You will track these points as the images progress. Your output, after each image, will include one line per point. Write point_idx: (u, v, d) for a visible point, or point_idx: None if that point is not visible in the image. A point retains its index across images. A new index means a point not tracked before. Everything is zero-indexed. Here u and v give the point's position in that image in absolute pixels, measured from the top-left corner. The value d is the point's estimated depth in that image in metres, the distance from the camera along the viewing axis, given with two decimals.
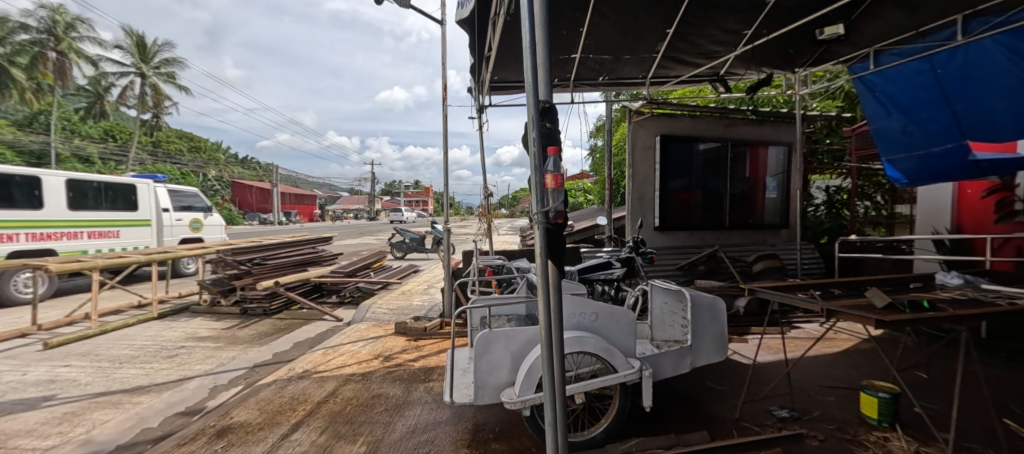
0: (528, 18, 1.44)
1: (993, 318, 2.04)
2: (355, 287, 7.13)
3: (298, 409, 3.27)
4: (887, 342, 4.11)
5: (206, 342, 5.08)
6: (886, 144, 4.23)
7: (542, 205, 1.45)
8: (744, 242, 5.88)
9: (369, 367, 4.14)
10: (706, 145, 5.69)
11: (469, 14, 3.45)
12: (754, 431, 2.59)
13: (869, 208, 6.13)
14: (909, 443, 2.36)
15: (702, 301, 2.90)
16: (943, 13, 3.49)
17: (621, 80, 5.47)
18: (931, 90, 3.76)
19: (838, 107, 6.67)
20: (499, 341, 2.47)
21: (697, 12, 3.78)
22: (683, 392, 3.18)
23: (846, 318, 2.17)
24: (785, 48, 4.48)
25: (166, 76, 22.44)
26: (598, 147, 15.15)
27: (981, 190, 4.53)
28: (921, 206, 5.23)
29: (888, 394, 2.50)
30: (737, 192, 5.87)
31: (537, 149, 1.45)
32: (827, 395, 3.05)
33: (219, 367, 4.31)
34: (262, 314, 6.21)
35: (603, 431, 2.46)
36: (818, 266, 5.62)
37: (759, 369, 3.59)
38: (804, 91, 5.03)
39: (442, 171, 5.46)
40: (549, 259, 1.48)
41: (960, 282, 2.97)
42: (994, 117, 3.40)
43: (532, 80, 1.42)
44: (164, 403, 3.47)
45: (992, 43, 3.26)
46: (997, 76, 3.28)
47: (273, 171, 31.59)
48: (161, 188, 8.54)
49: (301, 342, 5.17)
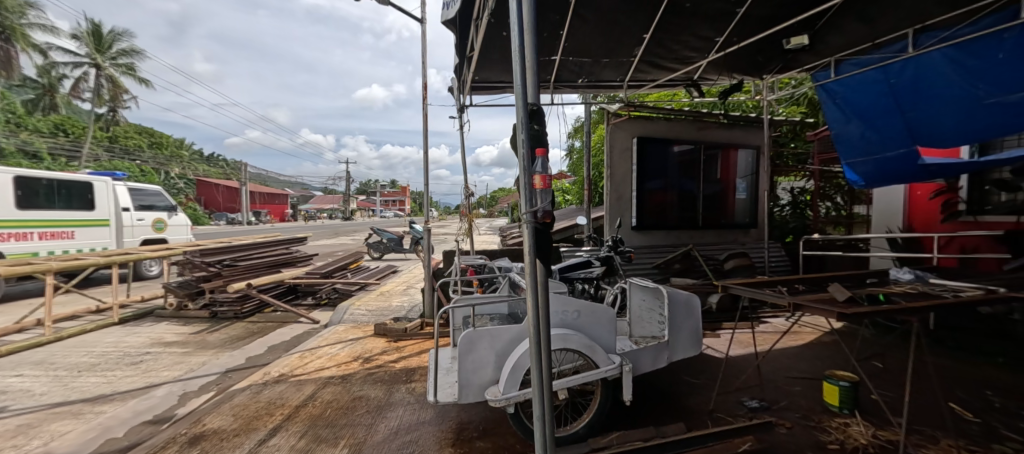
0: (517, 22, 1.48)
1: (941, 310, 2.21)
2: (331, 288, 7.02)
3: (275, 414, 3.21)
4: (847, 334, 4.38)
5: (173, 348, 4.89)
6: (844, 149, 4.51)
7: (531, 204, 1.51)
8: (716, 241, 6.11)
9: (350, 369, 4.09)
10: (681, 148, 5.87)
11: (454, 14, 3.48)
12: (726, 422, 2.72)
13: (830, 208, 6.54)
14: (867, 428, 2.53)
15: (679, 298, 3.02)
16: (897, 26, 3.76)
17: (600, 83, 5.56)
18: (884, 99, 4.03)
19: (802, 113, 7.09)
20: (483, 340, 2.51)
21: (671, 18, 3.91)
22: (662, 387, 3.29)
23: (809, 311, 2.32)
24: (756, 55, 4.68)
25: (125, 68, 21.30)
26: (575, 149, 15.28)
27: (929, 191, 4.90)
28: (875, 207, 5.58)
29: (848, 382, 2.68)
30: (710, 193, 6.09)
31: (527, 151, 1.51)
32: (794, 385, 3.23)
33: (189, 373, 4.16)
34: (233, 317, 6.02)
35: (586, 425, 2.55)
36: (784, 264, 5.93)
37: (731, 363, 3.76)
38: (772, 96, 5.24)
39: (423, 170, 5.39)
40: (538, 257, 1.54)
41: (911, 277, 3.18)
42: (941, 126, 3.67)
43: (521, 82, 1.46)
44: (130, 412, 3.34)
45: (940, 56, 3.54)
46: (944, 88, 3.55)
47: (240, 170, 30.24)
48: (122, 186, 8.10)
49: (276, 345, 5.04)
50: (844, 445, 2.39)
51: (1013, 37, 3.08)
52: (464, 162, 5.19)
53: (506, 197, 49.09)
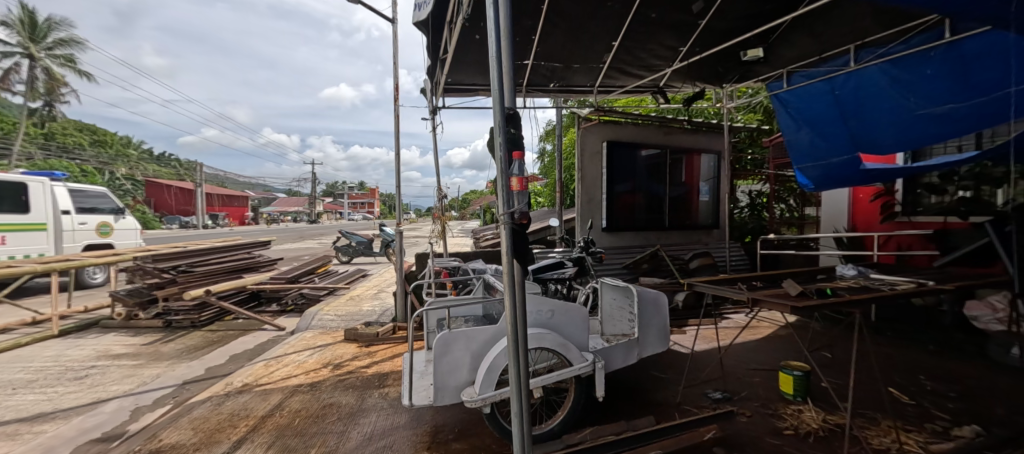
0: (494, 27, 1.51)
1: (880, 302, 2.42)
2: (298, 294, 6.82)
3: (240, 425, 3.09)
4: (800, 327, 4.67)
5: (123, 360, 4.60)
6: (796, 155, 4.82)
7: (508, 206, 1.55)
8: (682, 241, 6.38)
9: (319, 377, 3.99)
10: (648, 152, 6.10)
11: (427, 15, 3.49)
12: (692, 413, 2.86)
13: (784, 209, 6.98)
14: (818, 414, 2.73)
15: (648, 296, 3.14)
16: (841, 41, 4.05)
17: (571, 87, 5.68)
18: (830, 109, 4.36)
19: (759, 120, 7.52)
20: (458, 342, 2.52)
21: (638, 27, 4.07)
22: (633, 383, 3.40)
23: (766, 305, 2.49)
24: (716, 64, 4.94)
25: (63, 59, 19.77)
26: (547, 152, 15.48)
27: (870, 194, 5.31)
28: (823, 209, 5.98)
29: (802, 372, 2.87)
30: (676, 196, 6.35)
31: (504, 154, 1.54)
32: (753, 376, 3.42)
33: (141, 387, 3.93)
34: (189, 326, 5.73)
35: (560, 422, 2.61)
36: (744, 263, 6.26)
37: (696, 357, 3.93)
38: (731, 104, 5.52)
39: (396, 172, 5.34)
40: (516, 258, 1.57)
41: (855, 273, 3.44)
42: (880, 134, 4.01)
43: (497, 86, 1.49)
44: (75, 430, 3.12)
45: (878, 71, 3.87)
46: (882, 100, 3.88)
47: (194, 171, 28.64)
48: (62, 187, 7.54)
49: (238, 354, 4.84)
50: (798, 430, 2.56)
51: (940, 54, 3.34)
52: (437, 163, 5.16)
53: (476, 199, 48.92)
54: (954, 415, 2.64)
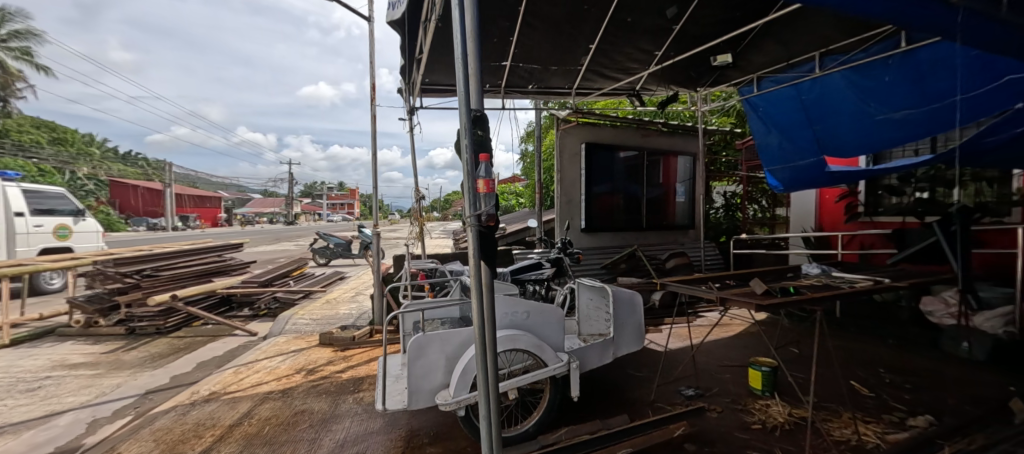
0: (460, 29, 1.49)
1: (841, 299, 2.51)
2: (271, 298, 6.66)
3: (205, 435, 2.98)
4: (770, 324, 4.82)
5: (81, 370, 4.38)
6: (766, 157, 4.97)
7: (474, 208, 1.54)
8: (658, 241, 6.50)
9: (291, 383, 3.89)
10: (626, 154, 6.18)
11: (400, 15, 3.46)
12: (665, 410, 2.92)
13: (757, 210, 7.22)
14: (784, 408, 2.81)
15: (623, 296, 3.18)
16: (806, 49, 4.23)
17: (549, 89, 5.71)
18: (798, 113, 4.52)
19: (732, 123, 7.74)
20: (433, 344, 2.50)
21: (614, 31, 4.12)
22: (609, 382, 3.44)
23: (733, 304, 2.55)
24: (688, 69, 5.04)
25: (19, 53, 18.78)
26: (528, 153, 15.55)
27: (835, 195, 5.53)
28: (792, 210, 6.19)
29: (769, 367, 2.96)
30: (653, 197, 6.46)
31: (470, 156, 1.53)
32: (724, 373, 3.51)
33: (100, 398, 3.75)
34: (154, 333, 5.50)
35: (535, 423, 2.62)
36: (717, 263, 6.42)
37: (670, 355, 4.01)
38: (705, 107, 5.65)
39: (373, 172, 5.26)
40: (483, 260, 1.57)
41: (819, 271, 3.57)
42: (843, 138, 4.17)
43: (463, 87, 1.48)
44: (26, 445, 2.95)
45: (841, 77, 4.03)
46: (845, 105, 4.05)
47: (162, 171, 27.58)
48: (15, 187, 7.14)
49: (206, 361, 4.68)
50: (765, 424, 2.64)
51: (896, 63, 3.56)
52: (414, 164, 5.11)
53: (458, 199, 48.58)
54: (910, 406, 2.76)
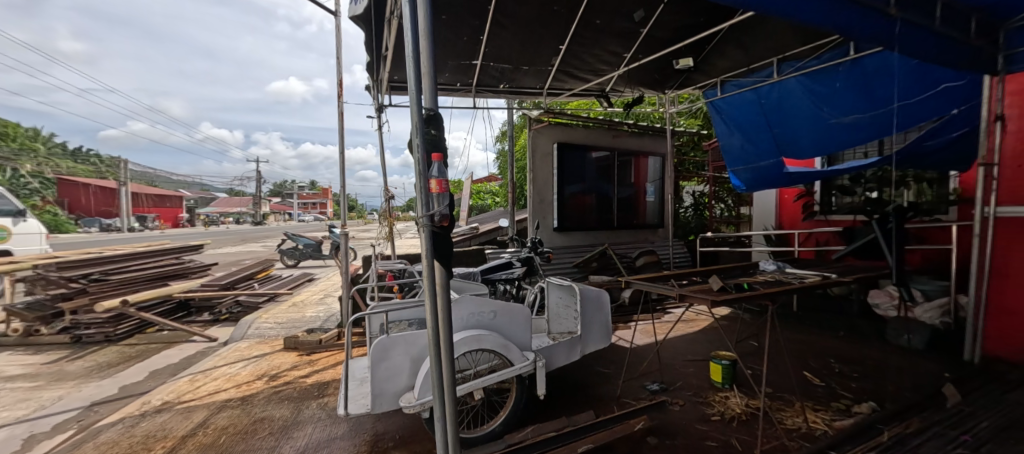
0: (410, 27, 1.47)
1: (792, 294, 2.61)
2: (234, 301, 6.47)
3: (155, 448, 2.83)
4: (733, 319, 4.99)
5: (18, 382, 4.08)
6: (729, 158, 5.12)
7: (428, 208, 1.52)
8: (629, 240, 6.63)
9: (251, 390, 3.74)
10: (598, 154, 6.27)
11: (366, 10, 3.38)
12: (630, 405, 2.97)
13: (723, 209, 7.56)
14: (742, 399, 2.91)
15: (590, 294, 3.21)
16: (765, 55, 4.40)
17: (520, 89, 5.71)
18: (758, 116, 4.70)
19: (699, 125, 7.97)
20: (398, 346, 2.45)
21: (583, 32, 4.16)
22: (576, 379, 3.47)
23: (691, 300, 2.61)
24: (654, 71, 5.15)
25: None
26: (503, 152, 15.50)
27: (794, 194, 5.78)
28: (755, 208, 6.43)
29: (728, 361, 3.05)
30: (624, 196, 6.58)
31: (422, 155, 1.50)
32: (688, 367, 3.60)
33: (40, 411, 3.50)
34: (103, 341, 5.18)
35: (501, 423, 2.61)
36: (684, 260, 6.62)
37: (637, 351, 4.08)
38: (672, 109, 5.78)
39: (340, 170, 5.12)
40: (437, 259, 1.55)
41: (774, 267, 3.72)
42: (799, 140, 4.36)
43: (415, 86, 1.45)
44: None
45: (796, 83, 4.23)
46: (800, 109, 4.24)
47: (115, 169, 26.06)
48: None
49: (159, 369, 4.44)
50: (724, 416, 2.72)
51: (846, 70, 3.77)
52: (383, 163, 5.00)
53: None
54: (856, 394, 2.91)
